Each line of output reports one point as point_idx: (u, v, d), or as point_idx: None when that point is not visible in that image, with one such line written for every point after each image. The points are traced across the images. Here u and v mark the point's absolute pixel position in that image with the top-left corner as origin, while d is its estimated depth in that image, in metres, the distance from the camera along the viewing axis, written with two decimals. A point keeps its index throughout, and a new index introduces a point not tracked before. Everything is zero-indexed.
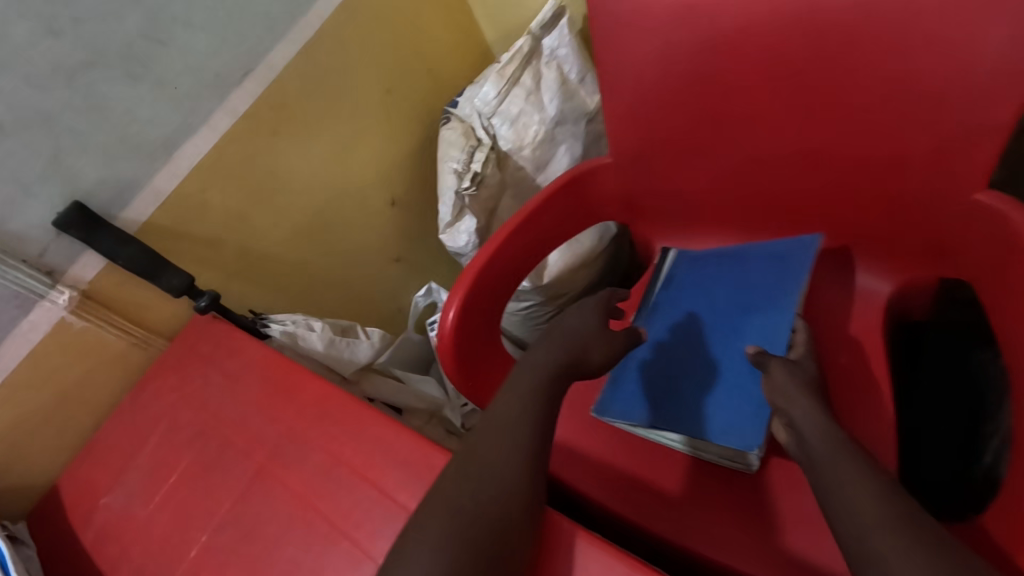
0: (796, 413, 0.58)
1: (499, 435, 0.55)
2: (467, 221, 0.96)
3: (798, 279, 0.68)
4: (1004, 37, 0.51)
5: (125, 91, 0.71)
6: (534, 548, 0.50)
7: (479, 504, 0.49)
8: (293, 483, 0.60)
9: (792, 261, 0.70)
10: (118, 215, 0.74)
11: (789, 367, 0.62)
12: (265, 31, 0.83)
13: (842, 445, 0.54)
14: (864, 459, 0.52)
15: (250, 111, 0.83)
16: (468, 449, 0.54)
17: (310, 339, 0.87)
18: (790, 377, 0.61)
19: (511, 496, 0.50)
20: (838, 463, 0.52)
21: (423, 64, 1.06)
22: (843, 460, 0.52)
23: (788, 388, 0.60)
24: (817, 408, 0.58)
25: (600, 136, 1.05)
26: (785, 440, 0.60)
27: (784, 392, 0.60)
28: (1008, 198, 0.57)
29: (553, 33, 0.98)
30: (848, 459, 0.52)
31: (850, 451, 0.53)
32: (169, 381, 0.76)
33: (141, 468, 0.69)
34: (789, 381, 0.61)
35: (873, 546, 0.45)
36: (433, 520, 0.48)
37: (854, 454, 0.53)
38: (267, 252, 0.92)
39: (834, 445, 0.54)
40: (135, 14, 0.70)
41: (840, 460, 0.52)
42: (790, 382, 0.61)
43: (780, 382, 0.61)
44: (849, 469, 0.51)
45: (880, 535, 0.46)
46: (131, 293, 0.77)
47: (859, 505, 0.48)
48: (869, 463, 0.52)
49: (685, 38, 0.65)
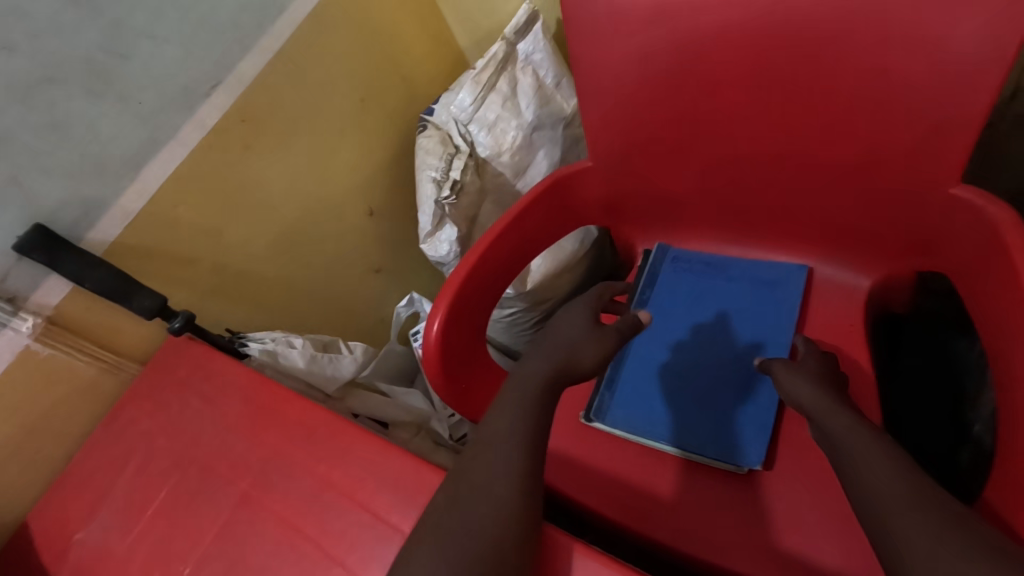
0: (814, 411, 0.58)
1: (488, 453, 0.54)
2: (447, 230, 0.95)
3: (786, 308, 0.75)
4: (973, 33, 0.52)
5: (87, 108, 0.69)
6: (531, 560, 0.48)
7: (471, 525, 0.48)
8: (278, 508, 0.58)
9: (780, 291, 0.76)
10: (84, 236, 0.71)
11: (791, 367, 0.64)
12: (232, 43, 0.81)
13: (864, 435, 0.52)
14: (882, 441, 0.51)
15: (219, 124, 0.81)
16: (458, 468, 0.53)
17: (291, 356, 0.84)
18: (793, 374, 0.63)
19: (497, 514, 0.49)
20: (848, 445, 0.53)
21: (397, 72, 1.04)
22: (858, 444, 0.52)
23: (792, 383, 0.62)
24: (831, 401, 0.57)
25: (579, 139, 1.05)
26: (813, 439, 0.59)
27: (791, 388, 0.62)
28: (983, 191, 0.58)
29: (527, 38, 0.98)
30: (872, 451, 0.50)
31: (868, 437, 0.52)
32: (144, 407, 0.73)
33: (117, 500, 0.66)
34: (793, 376, 0.62)
35: (885, 522, 0.45)
36: (420, 547, 0.47)
37: (880, 445, 0.51)
38: (243, 268, 0.90)
39: (850, 434, 0.53)
40: (95, 28, 0.67)
41: (863, 454, 0.51)
42: (793, 378, 0.62)
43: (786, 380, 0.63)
44: (859, 447, 0.52)
45: (910, 526, 0.44)
46: (100, 317, 0.74)
47: (880, 493, 0.47)
48: (897, 454, 0.50)
49: (661, 41, 0.65)
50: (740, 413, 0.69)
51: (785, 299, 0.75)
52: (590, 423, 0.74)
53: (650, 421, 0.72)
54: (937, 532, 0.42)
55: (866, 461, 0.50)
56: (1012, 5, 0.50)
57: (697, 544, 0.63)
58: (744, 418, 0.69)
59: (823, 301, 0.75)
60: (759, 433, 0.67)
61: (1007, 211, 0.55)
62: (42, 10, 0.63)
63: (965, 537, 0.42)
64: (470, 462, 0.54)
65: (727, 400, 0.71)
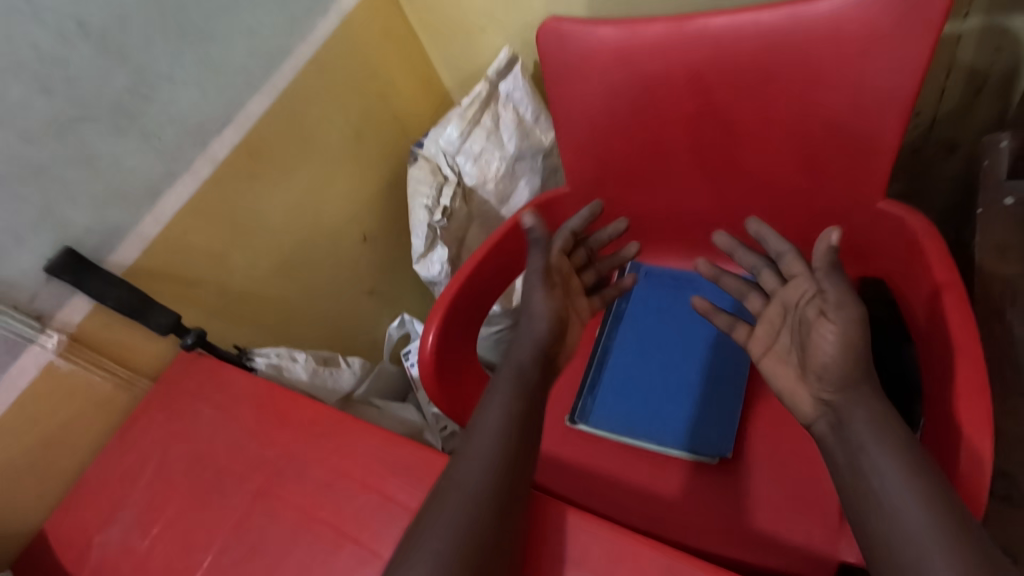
0: (838, 397, 0.55)
1: (476, 457, 0.57)
2: (439, 250, 1.04)
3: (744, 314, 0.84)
4: (881, 75, 0.63)
5: (113, 143, 0.76)
6: (520, 525, 0.54)
7: (459, 518, 0.52)
8: (294, 497, 0.64)
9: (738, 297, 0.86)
10: (106, 258, 0.77)
11: (810, 284, 0.59)
12: (243, 85, 0.89)
13: (879, 435, 0.52)
14: (897, 446, 0.51)
15: (229, 157, 0.89)
16: (449, 467, 0.57)
17: (294, 370, 0.91)
18: (812, 295, 0.58)
19: (483, 501, 0.54)
20: (854, 393, 0.55)
21: (388, 109, 1.13)
22: (873, 449, 0.52)
23: (811, 306, 0.58)
24: (867, 389, 0.55)
25: (557, 168, 1.14)
26: (811, 414, 0.58)
27: (807, 311, 0.58)
28: (903, 205, 0.68)
29: (508, 78, 1.07)
30: (885, 457, 0.51)
31: (883, 440, 0.52)
32: (158, 417, 0.78)
33: (135, 503, 0.71)
34: (810, 298, 0.58)
35: (884, 507, 0.49)
36: (427, 547, 0.51)
37: (892, 449, 0.51)
38: (245, 290, 0.96)
39: (865, 434, 0.53)
40: (123, 73, 0.75)
41: (877, 459, 0.51)
42: (810, 299, 0.58)
43: (794, 301, 0.61)
44: (863, 399, 0.54)
45: (923, 547, 0.46)
46: (118, 334, 0.80)
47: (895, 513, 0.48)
48: (906, 458, 0.51)
49: (626, 82, 0.75)
50: (710, 410, 0.77)
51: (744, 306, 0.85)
52: (574, 426, 0.81)
53: (631, 421, 0.79)
54: (928, 510, 0.48)
55: (866, 423, 0.53)
56: (911, 52, 0.61)
57: (677, 532, 0.71)
58: (714, 415, 0.77)
59: None
60: (723, 433, 0.75)
61: (920, 221, 0.66)
62: (79, 58, 0.71)
63: (949, 515, 0.47)
64: (463, 460, 0.57)
65: (699, 399, 0.79)
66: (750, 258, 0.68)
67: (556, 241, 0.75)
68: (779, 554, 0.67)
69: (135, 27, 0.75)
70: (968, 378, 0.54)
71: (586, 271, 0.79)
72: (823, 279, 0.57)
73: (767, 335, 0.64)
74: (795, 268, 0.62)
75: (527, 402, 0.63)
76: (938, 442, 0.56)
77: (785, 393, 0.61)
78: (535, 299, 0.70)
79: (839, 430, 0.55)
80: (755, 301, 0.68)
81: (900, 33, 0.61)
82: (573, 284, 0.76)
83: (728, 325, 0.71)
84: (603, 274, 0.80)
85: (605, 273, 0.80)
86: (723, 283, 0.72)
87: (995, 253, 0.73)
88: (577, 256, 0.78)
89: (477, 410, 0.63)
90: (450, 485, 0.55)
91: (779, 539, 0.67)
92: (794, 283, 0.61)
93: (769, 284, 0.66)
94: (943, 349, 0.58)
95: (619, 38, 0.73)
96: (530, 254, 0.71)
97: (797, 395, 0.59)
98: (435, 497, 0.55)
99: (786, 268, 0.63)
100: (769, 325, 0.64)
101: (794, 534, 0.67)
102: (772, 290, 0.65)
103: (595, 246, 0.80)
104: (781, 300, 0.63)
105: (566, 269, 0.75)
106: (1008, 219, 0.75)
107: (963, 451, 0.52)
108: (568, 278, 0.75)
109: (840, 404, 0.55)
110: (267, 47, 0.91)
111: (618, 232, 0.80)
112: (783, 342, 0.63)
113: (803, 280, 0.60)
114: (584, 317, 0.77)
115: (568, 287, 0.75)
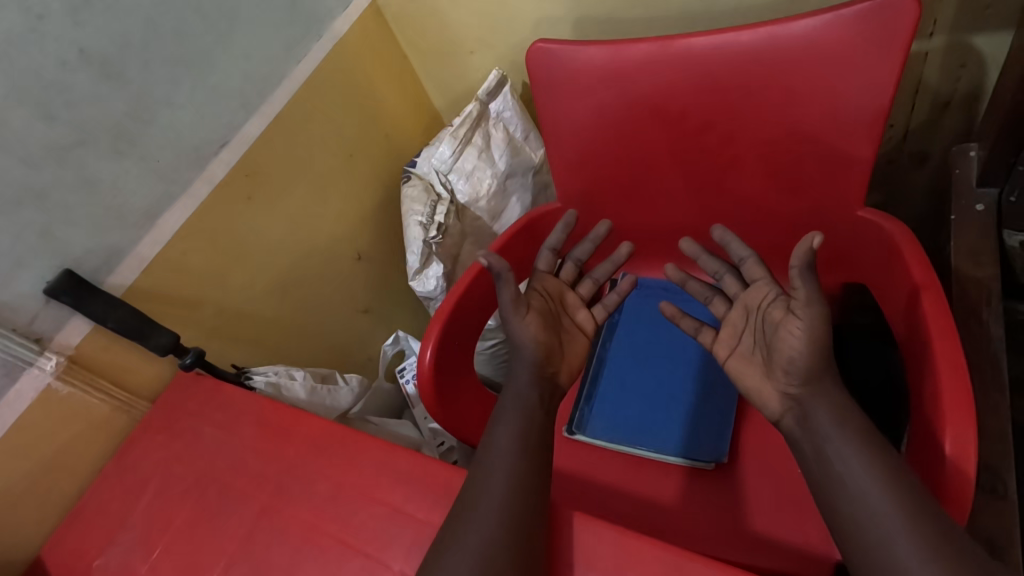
0: (805, 393, 0.58)
1: (490, 471, 0.58)
2: (434, 267, 1.06)
3: None
4: (856, 90, 0.66)
5: (113, 166, 0.77)
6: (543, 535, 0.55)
7: (477, 535, 0.53)
8: (300, 514, 0.64)
9: None
10: (105, 279, 0.78)
11: (773, 289, 0.64)
12: (239, 108, 0.91)
13: (846, 424, 0.55)
14: (864, 433, 0.54)
15: (226, 179, 0.90)
16: (466, 485, 0.58)
17: (293, 388, 0.92)
18: (775, 297, 0.63)
19: (505, 516, 0.54)
20: (819, 388, 0.57)
21: (381, 130, 1.16)
22: (841, 436, 0.54)
23: (776, 307, 0.62)
24: (833, 382, 0.57)
25: (547, 184, 1.18)
26: (778, 412, 0.60)
27: (772, 312, 0.62)
28: (882, 212, 0.72)
29: (498, 98, 1.10)
30: (855, 442, 0.53)
31: (851, 427, 0.54)
32: (157, 438, 0.77)
33: (136, 524, 0.70)
34: (773, 301, 0.63)
35: (850, 489, 0.51)
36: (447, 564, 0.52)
37: (863, 435, 0.54)
38: (242, 309, 0.96)
39: (834, 422, 0.55)
40: (122, 98, 0.77)
41: (846, 446, 0.53)
42: (774, 301, 0.63)
43: (756, 305, 0.65)
44: (827, 392, 0.57)
45: (890, 523, 0.48)
46: (116, 356, 0.80)
47: (863, 495, 0.50)
48: (874, 444, 0.53)
49: (613, 100, 0.78)
50: (705, 417, 0.79)
51: None
52: (572, 436, 0.82)
53: (628, 431, 0.81)
54: (895, 495, 0.49)
55: (831, 415, 0.56)
56: (883, 69, 0.64)
57: (678, 537, 0.72)
58: (709, 421, 0.79)
59: None
60: (721, 434, 0.77)
61: (899, 228, 0.69)
62: (79, 84, 0.72)
63: (913, 493, 0.49)
64: (479, 474, 0.59)
65: (693, 406, 0.81)
66: (711, 264, 0.72)
67: (538, 264, 0.80)
68: (780, 555, 0.68)
69: (135, 54, 0.77)
70: (949, 375, 0.56)
71: (582, 283, 0.81)
72: (798, 278, 0.57)
73: (729, 337, 0.68)
74: (759, 272, 0.66)
75: (528, 421, 0.64)
76: (924, 436, 0.58)
77: (749, 391, 0.63)
78: (510, 318, 0.70)
79: (805, 422, 0.57)
80: (719, 305, 0.71)
81: (870, 50, 0.64)
82: (565, 299, 0.79)
83: (693, 327, 0.73)
84: (600, 281, 0.81)
85: (603, 280, 0.81)
86: (689, 288, 0.75)
87: (968, 256, 0.77)
88: (567, 272, 0.82)
89: (489, 427, 0.65)
90: (463, 508, 0.56)
91: (778, 541, 0.68)
92: (758, 286, 0.65)
93: (731, 288, 0.70)
94: (924, 348, 0.60)
95: (606, 58, 0.76)
96: (498, 288, 0.71)
97: (765, 391, 0.61)
98: (456, 514, 0.56)
99: (748, 271, 0.67)
100: (732, 328, 0.68)
101: (791, 533, 0.69)
102: (734, 294, 0.69)
103: (583, 257, 0.83)
104: (745, 303, 0.67)
105: (550, 286, 0.78)
106: (979, 224, 0.78)
107: (950, 443, 0.54)
108: (555, 295, 0.78)
109: (805, 399, 0.57)
110: (262, 72, 0.93)
111: (602, 236, 0.83)
112: (746, 345, 0.65)
113: (766, 285, 0.65)
114: (590, 329, 0.78)
115: (559, 304, 0.78)
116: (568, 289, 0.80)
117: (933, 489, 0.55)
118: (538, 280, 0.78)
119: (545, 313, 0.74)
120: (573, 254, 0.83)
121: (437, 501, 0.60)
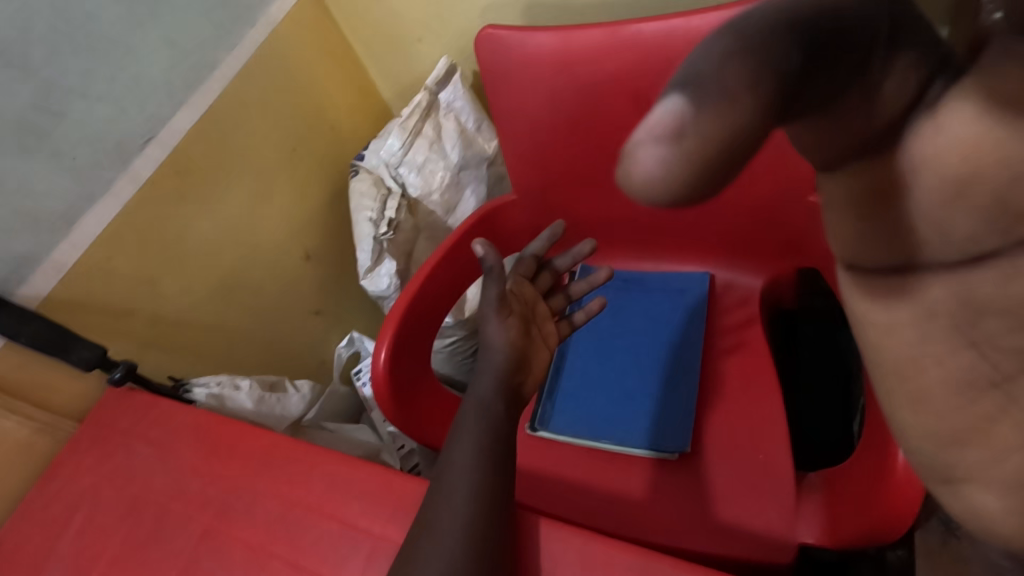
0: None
1: (453, 487, 0.55)
2: (386, 264, 1.02)
3: (698, 312, 0.85)
4: None
5: (19, 165, 0.70)
6: (506, 554, 0.52)
7: (434, 556, 0.51)
8: (245, 536, 0.59)
9: (691, 294, 0.86)
10: (16, 290, 0.71)
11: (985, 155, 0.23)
12: (166, 99, 0.84)
13: None
14: None
15: (153, 176, 0.83)
16: (426, 500, 0.55)
17: (238, 399, 0.86)
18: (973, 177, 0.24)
19: (466, 535, 0.51)
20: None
21: (326, 122, 1.10)
22: None
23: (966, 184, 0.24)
24: None
25: (503, 176, 1.13)
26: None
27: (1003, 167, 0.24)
28: None
29: (448, 88, 1.06)
30: None
31: None
32: (84, 461, 0.71)
33: (62, 560, 0.64)
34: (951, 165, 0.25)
35: None
36: None
37: None
38: (179, 317, 0.90)
39: None
40: (27, 87, 0.69)
41: None
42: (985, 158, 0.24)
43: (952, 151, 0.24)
44: None
45: None
46: (36, 374, 0.74)
47: None
48: None
49: (565, 88, 0.76)
50: (669, 409, 0.78)
51: (696, 305, 0.85)
52: (535, 433, 0.81)
53: (590, 425, 0.80)
54: None
55: None
56: None
57: (637, 530, 0.71)
58: (672, 413, 0.77)
59: (724, 300, 0.86)
60: (683, 426, 0.76)
61: None
62: None
63: None
64: (440, 488, 0.55)
65: (655, 398, 0.80)
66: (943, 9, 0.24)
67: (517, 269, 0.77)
68: (747, 542, 0.67)
69: (39, 39, 0.69)
70: None
71: (554, 296, 0.78)
72: None
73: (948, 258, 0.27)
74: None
75: (495, 435, 0.59)
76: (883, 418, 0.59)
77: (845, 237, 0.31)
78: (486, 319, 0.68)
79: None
80: (897, 81, 0.24)
81: None
82: (537, 307, 0.75)
83: (914, 77, 0.24)
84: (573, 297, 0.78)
85: (576, 297, 0.78)
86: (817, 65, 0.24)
87: None
88: (541, 282, 0.78)
89: (448, 438, 0.60)
90: (421, 530, 0.53)
91: (741, 527, 0.68)
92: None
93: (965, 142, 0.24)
94: None
95: (555, 43, 0.74)
96: (485, 284, 0.70)
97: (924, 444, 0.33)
98: (416, 532, 0.53)
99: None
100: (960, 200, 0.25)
101: (754, 520, 0.68)
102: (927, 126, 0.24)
103: (562, 270, 0.79)
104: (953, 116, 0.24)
105: (527, 290, 0.75)
106: None
107: None
108: (529, 299, 0.75)
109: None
110: (190, 59, 0.86)
111: (584, 254, 0.79)
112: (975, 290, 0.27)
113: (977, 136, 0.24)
114: (552, 342, 0.74)
115: (531, 310, 0.74)
116: (542, 298, 0.76)
117: (888, 476, 0.55)
118: (514, 283, 0.75)
119: (522, 317, 0.71)
120: (561, 259, 0.79)
121: (395, 513, 0.57)
